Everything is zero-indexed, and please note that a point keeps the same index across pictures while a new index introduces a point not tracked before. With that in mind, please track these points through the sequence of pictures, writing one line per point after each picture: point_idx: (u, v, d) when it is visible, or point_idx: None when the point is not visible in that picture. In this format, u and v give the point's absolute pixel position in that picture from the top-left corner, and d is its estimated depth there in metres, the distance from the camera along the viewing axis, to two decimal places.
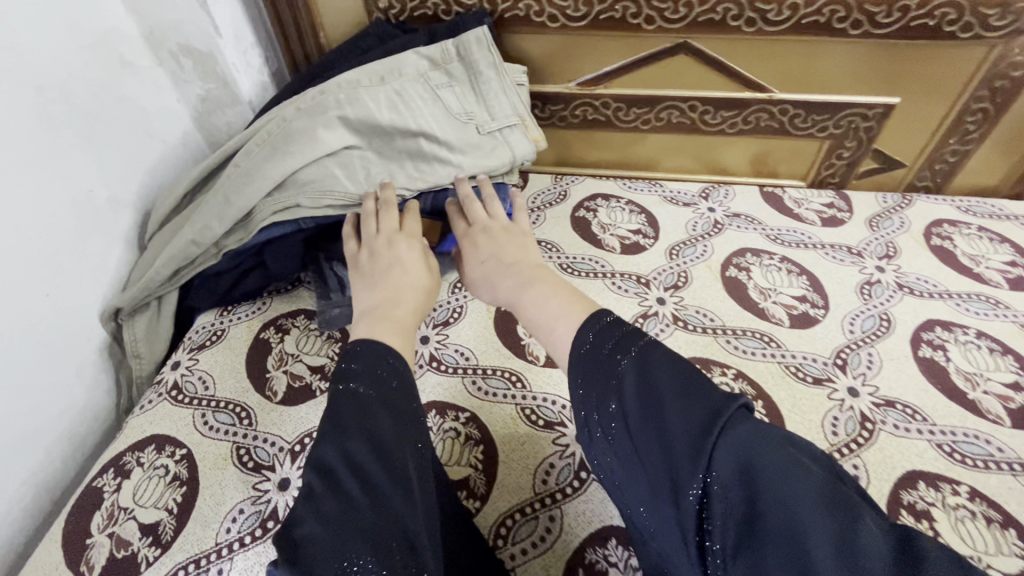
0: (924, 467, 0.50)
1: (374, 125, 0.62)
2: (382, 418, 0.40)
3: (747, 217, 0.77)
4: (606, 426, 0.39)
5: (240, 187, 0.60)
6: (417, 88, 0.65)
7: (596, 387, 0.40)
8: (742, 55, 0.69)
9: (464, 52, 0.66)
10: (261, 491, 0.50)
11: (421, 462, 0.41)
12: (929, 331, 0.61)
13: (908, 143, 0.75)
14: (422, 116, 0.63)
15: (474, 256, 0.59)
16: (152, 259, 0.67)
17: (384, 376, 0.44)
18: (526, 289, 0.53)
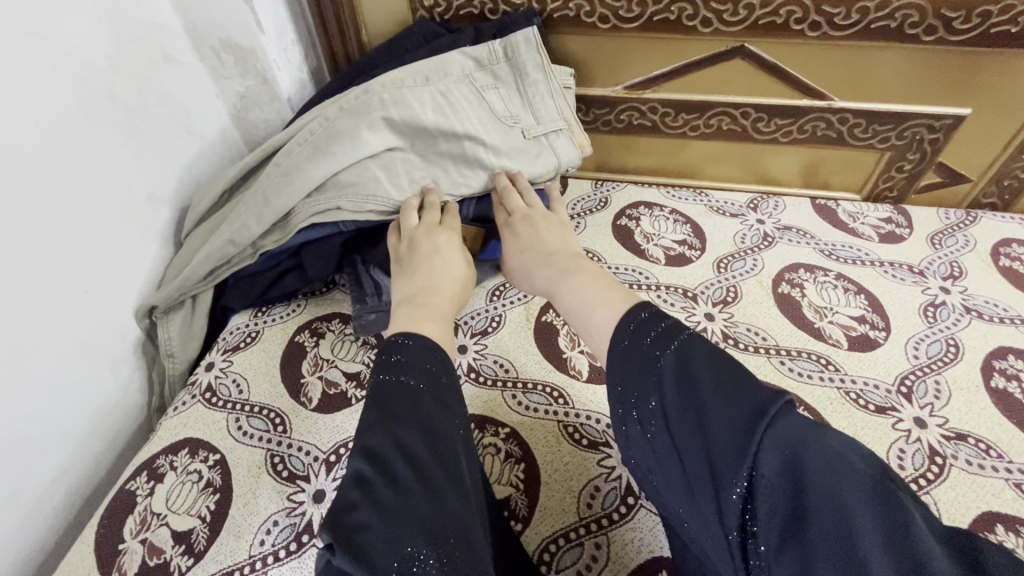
0: (1002, 509, 0.47)
1: (419, 127, 0.60)
2: (430, 410, 0.39)
3: (799, 230, 0.73)
4: (644, 423, 0.37)
5: (280, 187, 0.59)
6: (462, 90, 0.63)
7: (634, 384, 0.37)
8: (803, 61, 0.66)
9: (511, 52, 0.63)
10: (295, 502, 0.49)
11: (468, 456, 0.40)
12: (1002, 359, 0.57)
13: (975, 157, 0.71)
14: (468, 119, 0.61)
15: (515, 247, 0.58)
16: (187, 258, 0.66)
17: (433, 371, 0.42)
18: (565, 278, 0.51)
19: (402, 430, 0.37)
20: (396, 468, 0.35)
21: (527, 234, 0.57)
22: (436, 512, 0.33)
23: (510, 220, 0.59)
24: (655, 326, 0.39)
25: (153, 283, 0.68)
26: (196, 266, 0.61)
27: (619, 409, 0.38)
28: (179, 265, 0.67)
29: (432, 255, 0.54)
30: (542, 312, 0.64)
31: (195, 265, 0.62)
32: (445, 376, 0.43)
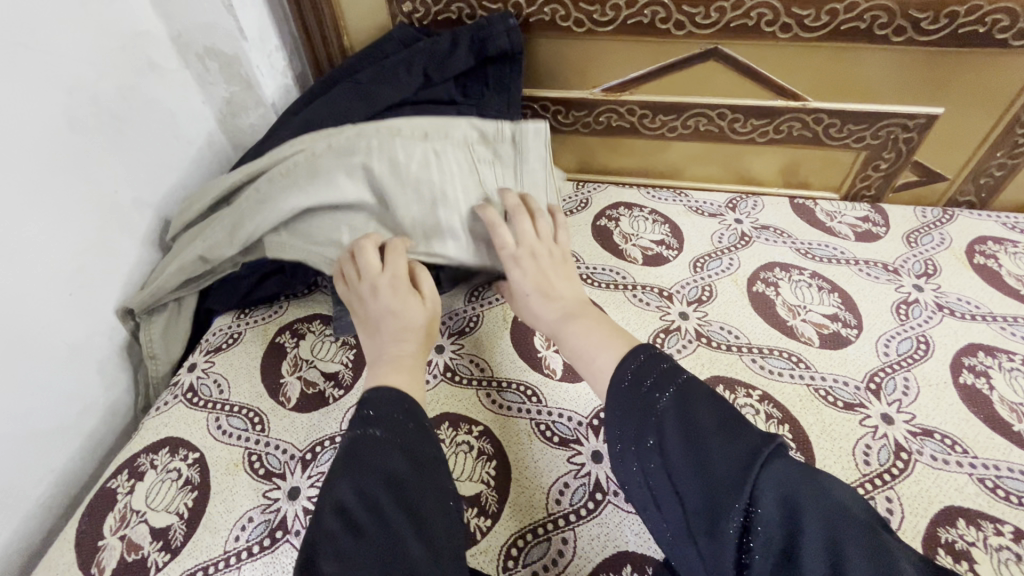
0: (964, 504, 0.47)
1: (397, 182, 0.57)
2: (396, 458, 0.41)
3: (775, 229, 0.74)
4: (643, 461, 0.41)
5: (253, 213, 0.59)
6: (458, 156, 0.60)
7: (634, 422, 0.41)
8: (776, 62, 0.67)
9: (519, 140, 0.61)
10: (271, 499, 0.50)
11: (445, 495, 0.41)
12: (971, 356, 0.58)
13: (950, 156, 0.72)
14: (453, 190, 0.58)
15: (523, 284, 0.56)
16: (161, 270, 0.67)
17: (400, 419, 0.44)
18: (569, 322, 0.53)
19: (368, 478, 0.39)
20: (358, 517, 0.37)
21: (533, 274, 0.56)
22: (396, 556, 0.35)
23: (518, 255, 0.56)
24: (655, 371, 0.43)
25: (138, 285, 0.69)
26: (166, 275, 0.63)
27: (615, 447, 0.42)
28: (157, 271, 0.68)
29: (387, 310, 0.53)
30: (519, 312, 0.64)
31: (166, 276, 0.63)
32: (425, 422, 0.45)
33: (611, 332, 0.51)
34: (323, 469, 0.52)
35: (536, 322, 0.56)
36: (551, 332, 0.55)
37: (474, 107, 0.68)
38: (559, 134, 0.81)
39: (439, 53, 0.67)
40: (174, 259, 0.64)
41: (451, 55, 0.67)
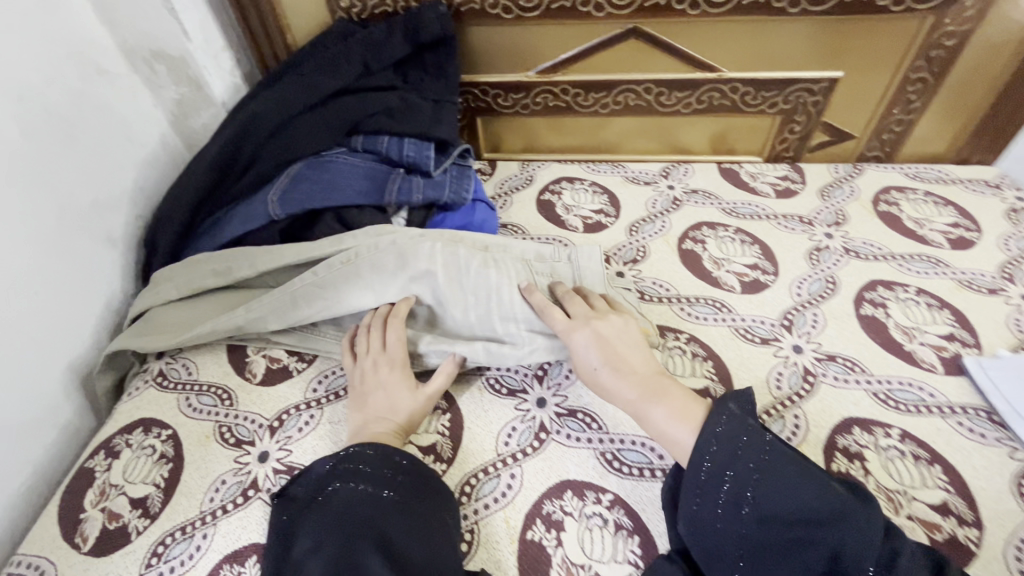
0: (859, 414, 0.54)
1: (453, 288, 0.58)
2: (381, 511, 0.44)
3: (704, 192, 0.80)
4: (730, 520, 0.41)
5: (311, 297, 0.59)
6: (516, 267, 0.60)
7: (729, 489, 0.42)
8: (691, 37, 0.73)
9: (574, 259, 0.63)
10: (242, 463, 0.54)
11: (422, 525, 0.44)
12: (872, 290, 0.65)
13: (854, 116, 0.79)
14: (509, 299, 0.58)
15: (587, 357, 0.53)
16: (174, 327, 0.61)
17: (387, 471, 0.47)
18: (651, 401, 0.49)
19: (329, 523, 0.43)
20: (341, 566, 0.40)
21: (598, 347, 0.52)
22: None
23: (574, 325, 0.54)
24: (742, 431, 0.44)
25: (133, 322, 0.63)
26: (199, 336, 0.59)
27: (695, 504, 0.43)
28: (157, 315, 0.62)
29: (379, 386, 0.54)
30: None
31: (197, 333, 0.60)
32: (404, 461, 0.48)
33: (684, 407, 0.48)
34: (290, 433, 0.56)
35: (613, 399, 0.51)
36: (632, 411, 0.50)
37: (415, 92, 0.73)
38: (501, 117, 0.86)
39: (375, 44, 0.72)
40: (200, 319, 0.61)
41: (386, 45, 0.72)
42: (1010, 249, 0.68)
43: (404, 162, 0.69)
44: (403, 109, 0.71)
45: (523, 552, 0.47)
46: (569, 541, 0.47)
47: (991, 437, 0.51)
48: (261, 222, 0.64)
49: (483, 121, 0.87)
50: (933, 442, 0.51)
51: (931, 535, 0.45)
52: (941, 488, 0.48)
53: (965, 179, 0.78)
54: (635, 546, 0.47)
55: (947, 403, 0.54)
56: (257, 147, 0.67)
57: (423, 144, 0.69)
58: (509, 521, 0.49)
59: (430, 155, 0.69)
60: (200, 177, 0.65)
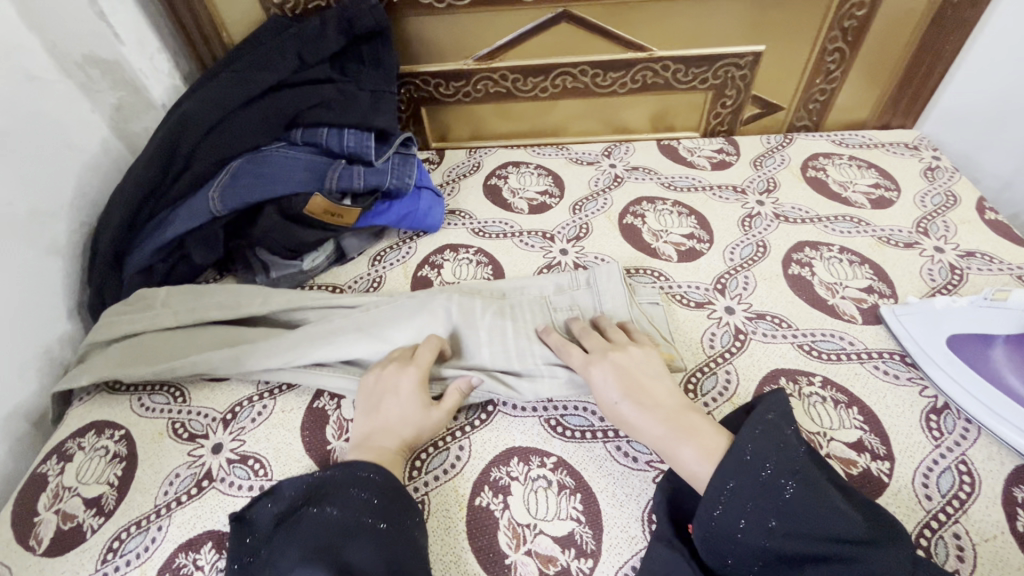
0: (785, 365, 0.57)
1: (470, 333, 0.58)
2: (343, 533, 0.41)
3: (644, 168, 0.83)
4: (751, 535, 0.38)
5: (312, 343, 0.58)
6: (533, 307, 0.61)
7: (756, 501, 0.39)
8: (618, 19, 0.76)
9: (592, 282, 0.63)
10: (195, 456, 0.55)
11: (388, 541, 0.41)
12: (799, 251, 0.68)
13: (781, 87, 0.83)
14: (524, 339, 0.57)
15: (606, 388, 0.50)
16: (143, 355, 0.60)
17: (353, 492, 0.44)
18: (677, 431, 0.45)
19: (299, 553, 0.39)
20: None
21: (617, 378, 0.50)
22: None
23: (591, 359, 0.52)
24: (775, 446, 0.41)
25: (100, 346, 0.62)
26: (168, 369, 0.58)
27: (716, 512, 0.40)
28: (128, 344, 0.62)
29: (393, 395, 0.53)
30: (418, 269, 0.72)
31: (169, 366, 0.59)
32: (369, 474, 0.46)
33: (708, 438, 0.44)
34: (244, 424, 0.57)
35: (640, 436, 0.47)
36: (659, 446, 0.46)
37: (352, 84, 0.74)
38: (446, 106, 0.87)
39: (309, 37, 0.72)
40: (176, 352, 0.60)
41: (321, 38, 0.73)
42: (926, 205, 0.73)
43: (343, 153, 0.71)
44: (341, 100, 0.72)
45: (471, 518, 0.49)
46: (515, 504, 0.49)
47: (903, 377, 0.55)
48: (204, 220, 0.65)
49: (428, 111, 0.88)
50: (851, 386, 0.55)
51: (848, 470, 0.49)
52: (857, 427, 0.52)
53: (886, 143, 0.83)
54: (578, 502, 0.49)
55: (865, 349, 0.58)
56: (195, 145, 0.67)
57: (363, 134, 0.71)
58: (457, 489, 0.51)
59: (370, 144, 0.70)
60: (137, 178, 0.65)
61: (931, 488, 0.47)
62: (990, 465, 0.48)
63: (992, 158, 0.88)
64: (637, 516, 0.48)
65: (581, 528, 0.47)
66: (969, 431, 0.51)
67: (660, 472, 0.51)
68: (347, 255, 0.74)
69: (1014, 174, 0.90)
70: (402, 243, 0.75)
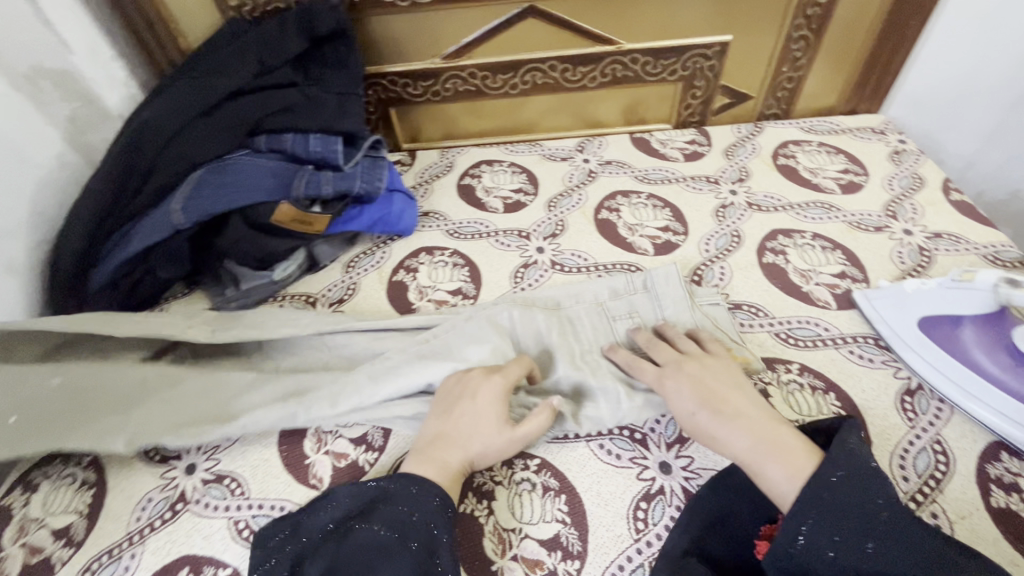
0: (763, 354, 0.57)
1: (537, 350, 0.56)
2: (382, 555, 0.40)
3: (618, 162, 0.83)
4: (843, 555, 0.36)
5: (378, 377, 0.54)
6: (593, 317, 0.59)
7: (847, 520, 0.37)
8: (584, 13, 0.75)
9: (650, 287, 0.61)
10: (168, 478, 0.53)
11: (418, 562, 0.40)
12: (773, 240, 0.69)
13: (749, 77, 0.83)
14: (593, 357, 0.55)
15: (682, 399, 0.48)
16: (184, 415, 0.53)
17: (402, 512, 0.43)
18: (760, 446, 0.43)
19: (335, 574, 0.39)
20: None
21: (693, 390, 0.48)
22: None
23: (665, 371, 0.50)
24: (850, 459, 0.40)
25: (64, 390, 0.52)
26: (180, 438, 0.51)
27: (800, 535, 0.37)
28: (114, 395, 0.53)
29: (472, 408, 0.49)
30: (393, 273, 0.71)
31: (179, 433, 0.52)
32: (415, 490, 0.44)
33: (797, 457, 0.41)
34: (218, 443, 0.55)
35: (720, 449, 0.45)
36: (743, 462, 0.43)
37: (316, 87, 0.73)
38: (414, 106, 0.86)
39: (270, 40, 0.70)
40: (183, 413, 0.53)
41: (281, 41, 0.71)
42: (894, 188, 0.74)
43: (310, 158, 0.69)
44: (305, 104, 0.70)
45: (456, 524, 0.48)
46: (499, 509, 0.49)
47: (877, 360, 0.56)
48: (167, 233, 0.62)
49: (397, 112, 0.87)
50: (827, 372, 0.55)
51: None
52: (835, 413, 0.52)
53: (854, 128, 0.85)
54: (563, 504, 0.49)
55: (840, 335, 0.59)
56: (155, 157, 0.64)
57: (330, 138, 0.69)
58: None
59: (336, 147, 0.69)
60: (94, 192, 0.62)
61: (908, 469, 0.48)
62: (963, 444, 0.49)
63: (956, 139, 0.90)
64: (622, 514, 0.48)
65: (567, 530, 0.47)
66: (943, 411, 0.52)
67: (643, 467, 0.51)
68: (320, 262, 0.72)
69: (977, 153, 0.92)
70: (376, 247, 0.74)
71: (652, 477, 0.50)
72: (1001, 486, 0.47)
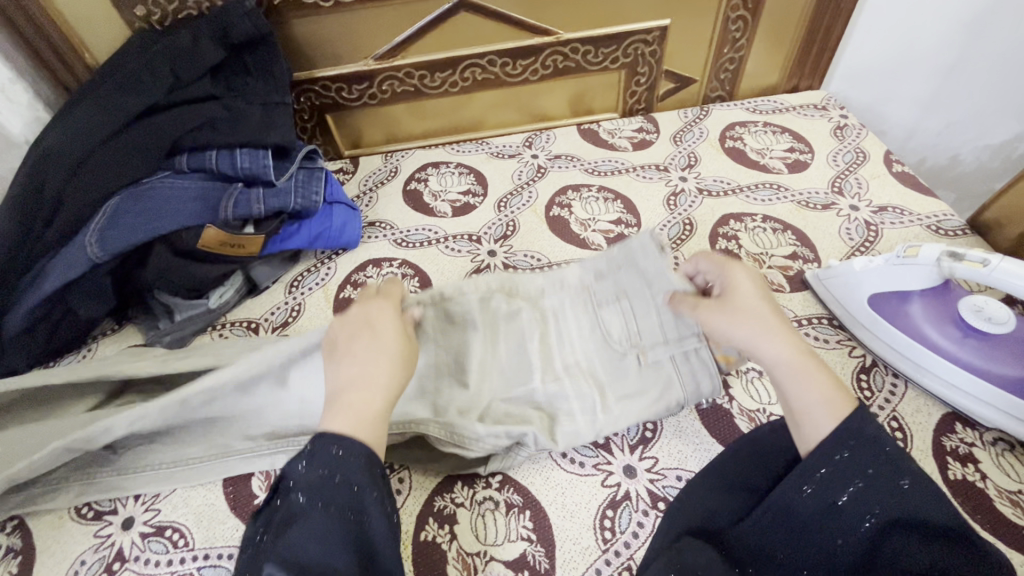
0: None
1: (513, 351, 0.52)
2: (310, 529, 0.34)
3: (566, 156, 0.81)
4: (872, 499, 0.34)
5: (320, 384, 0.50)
6: (577, 308, 0.54)
7: (865, 465, 0.35)
8: (517, 3, 0.73)
9: (636, 262, 0.53)
10: (102, 537, 0.49)
11: (347, 534, 0.35)
12: (724, 226, 0.68)
13: (691, 61, 0.82)
14: (569, 356, 0.52)
15: (741, 295, 0.45)
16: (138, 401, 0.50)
17: (326, 474, 0.36)
18: (802, 365, 0.41)
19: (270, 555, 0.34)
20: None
21: (753, 291, 0.45)
22: None
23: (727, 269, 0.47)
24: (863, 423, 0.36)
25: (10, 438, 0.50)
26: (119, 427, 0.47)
27: (812, 479, 0.36)
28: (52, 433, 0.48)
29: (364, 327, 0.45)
30: (339, 290, 0.67)
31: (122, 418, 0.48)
32: (342, 452, 0.37)
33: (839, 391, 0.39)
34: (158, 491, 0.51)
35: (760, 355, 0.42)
36: (784, 373, 0.41)
37: (240, 99, 0.68)
38: (352, 111, 0.82)
39: (183, 51, 0.65)
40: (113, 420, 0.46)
41: (197, 50, 0.66)
42: (839, 163, 0.74)
43: (241, 175, 0.65)
44: (228, 118, 0.66)
45: (416, 554, 0.45)
46: (462, 532, 0.46)
47: (832, 341, 0.56)
48: (84, 269, 0.57)
49: (334, 119, 0.82)
50: None
51: None
52: None
53: (797, 106, 0.85)
54: (528, 520, 0.47)
55: (795, 318, 0.58)
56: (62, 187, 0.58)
57: (257, 152, 0.65)
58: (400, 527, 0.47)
59: (267, 162, 0.65)
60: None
61: None
62: (919, 418, 0.50)
63: (895, 109, 0.91)
64: (589, 525, 0.46)
65: (533, 547, 0.45)
66: (898, 386, 0.52)
67: (608, 473, 0.49)
68: (259, 285, 0.68)
69: (915, 123, 0.94)
70: (320, 263, 0.71)
71: (617, 482, 0.49)
72: (958, 458, 0.47)
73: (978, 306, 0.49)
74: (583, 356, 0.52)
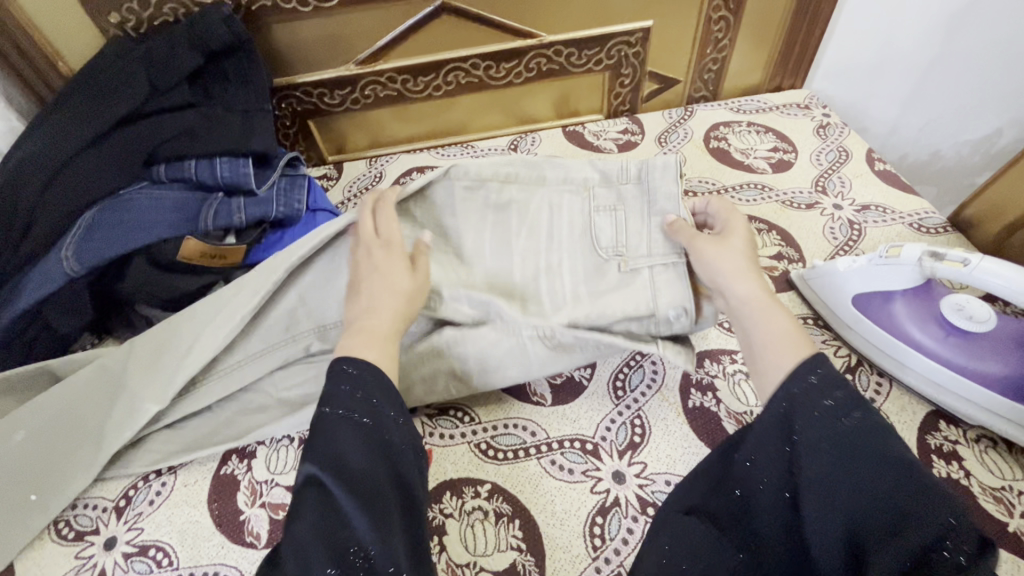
0: (709, 347, 0.58)
1: (502, 242, 0.55)
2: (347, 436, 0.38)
3: (552, 159, 0.80)
4: (829, 425, 0.35)
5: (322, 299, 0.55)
6: (574, 208, 0.55)
7: (820, 395, 0.36)
8: (499, 6, 0.72)
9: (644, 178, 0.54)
10: (84, 558, 0.48)
11: (372, 442, 0.38)
12: None
13: (674, 62, 0.82)
14: (557, 252, 0.54)
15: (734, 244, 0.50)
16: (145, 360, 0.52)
17: (351, 394, 0.40)
18: (768, 304, 0.46)
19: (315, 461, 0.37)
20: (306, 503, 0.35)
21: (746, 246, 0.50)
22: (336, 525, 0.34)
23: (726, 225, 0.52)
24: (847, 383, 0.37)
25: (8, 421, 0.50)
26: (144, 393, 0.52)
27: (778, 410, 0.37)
28: (69, 408, 0.51)
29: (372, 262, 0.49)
30: None
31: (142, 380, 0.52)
32: (354, 370, 0.41)
33: (796, 334, 0.43)
34: (140, 509, 0.50)
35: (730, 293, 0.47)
36: (748, 308, 0.46)
37: (219, 106, 0.67)
38: (334, 116, 0.81)
39: (159, 58, 0.64)
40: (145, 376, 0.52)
41: (173, 57, 0.65)
42: (822, 162, 0.75)
43: (225, 186, 0.64)
44: (207, 127, 0.65)
45: None
46: (451, 543, 0.46)
47: (819, 341, 0.56)
48: (59, 284, 0.55)
49: (316, 124, 0.81)
50: None
51: None
52: None
53: (781, 105, 0.85)
54: (517, 529, 0.47)
55: None
56: (37, 201, 0.57)
57: (238, 161, 0.64)
58: None
59: (248, 171, 0.64)
60: None
61: None
62: (904, 417, 0.50)
63: (877, 106, 0.92)
64: (580, 532, 0.46)
65: (523, 557, 0.45)
66: (883, 386, 0.53)
67: (597, 480, 0.49)
68: None
69: (897, 119, 0.95)
70: None
71: (606, 488, 0.49)
72: (942, 456, 0.47)
73: (959, 304, 0.50)
74: (565, 252, 0.54)
